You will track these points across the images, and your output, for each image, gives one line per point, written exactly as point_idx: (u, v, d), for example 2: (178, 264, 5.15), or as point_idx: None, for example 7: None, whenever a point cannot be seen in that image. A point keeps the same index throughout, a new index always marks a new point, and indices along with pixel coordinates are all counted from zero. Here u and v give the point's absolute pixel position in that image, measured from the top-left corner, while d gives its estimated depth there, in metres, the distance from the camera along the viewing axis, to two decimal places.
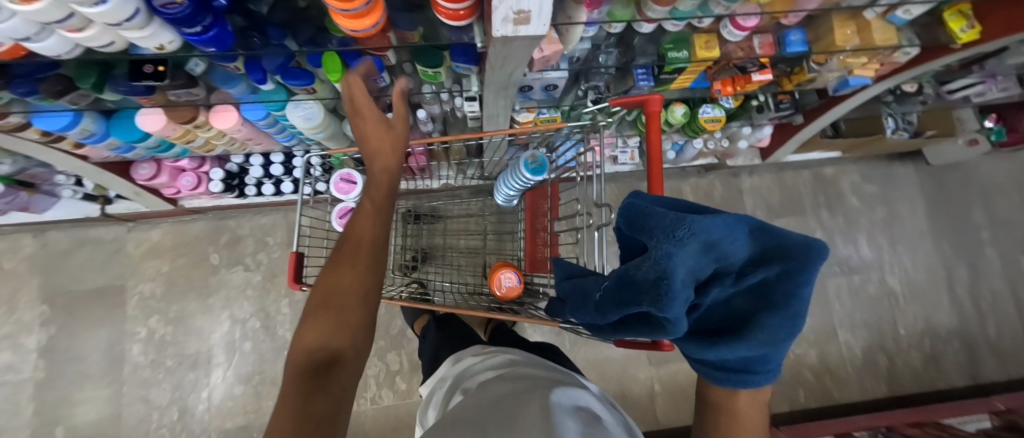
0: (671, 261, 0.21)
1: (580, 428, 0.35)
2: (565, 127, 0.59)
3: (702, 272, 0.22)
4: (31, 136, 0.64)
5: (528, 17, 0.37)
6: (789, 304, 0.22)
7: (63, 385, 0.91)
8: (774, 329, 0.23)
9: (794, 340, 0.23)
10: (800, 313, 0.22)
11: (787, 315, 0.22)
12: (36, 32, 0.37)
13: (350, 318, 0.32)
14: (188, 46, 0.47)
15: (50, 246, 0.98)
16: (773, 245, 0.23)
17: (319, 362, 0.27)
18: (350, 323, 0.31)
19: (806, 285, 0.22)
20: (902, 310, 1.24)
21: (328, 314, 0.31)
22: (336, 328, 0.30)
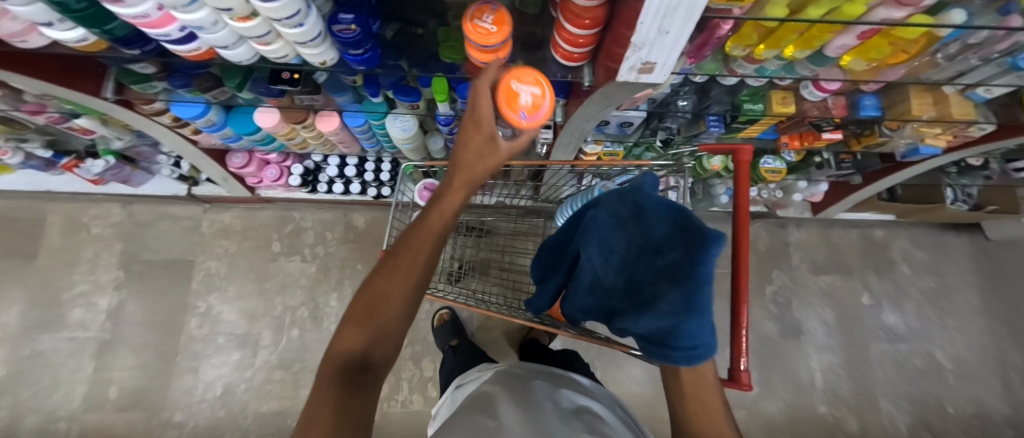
0: (606, 210, 0.39)
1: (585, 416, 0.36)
2: (656, 164, 0.66)
3: (634, 241, 0.36)
4: (164, 120, 0.73)
5: (652, 67, 0.41)
6: (685, 278, 0.29)
7: (124, 347, 0.98)
8: (672, 300, 0.30)
9: (693, 318, 0.28)
10: (692, 289, 0.29)
11: (681, 286, 0.29)
12: (234, 42, 0.44)
13: (388, 326, 0.31)
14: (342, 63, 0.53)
15: (134, 217, 1.07)
16: (688, 231, 0.32)
17: (352, 373, 0.28)
18: (387, 331, 0.31)
19: (701, 264, 0.28)
20: (951, 387, 1.17)
21: (368, 321, 0.31)
22: (375, 339, 0.30)
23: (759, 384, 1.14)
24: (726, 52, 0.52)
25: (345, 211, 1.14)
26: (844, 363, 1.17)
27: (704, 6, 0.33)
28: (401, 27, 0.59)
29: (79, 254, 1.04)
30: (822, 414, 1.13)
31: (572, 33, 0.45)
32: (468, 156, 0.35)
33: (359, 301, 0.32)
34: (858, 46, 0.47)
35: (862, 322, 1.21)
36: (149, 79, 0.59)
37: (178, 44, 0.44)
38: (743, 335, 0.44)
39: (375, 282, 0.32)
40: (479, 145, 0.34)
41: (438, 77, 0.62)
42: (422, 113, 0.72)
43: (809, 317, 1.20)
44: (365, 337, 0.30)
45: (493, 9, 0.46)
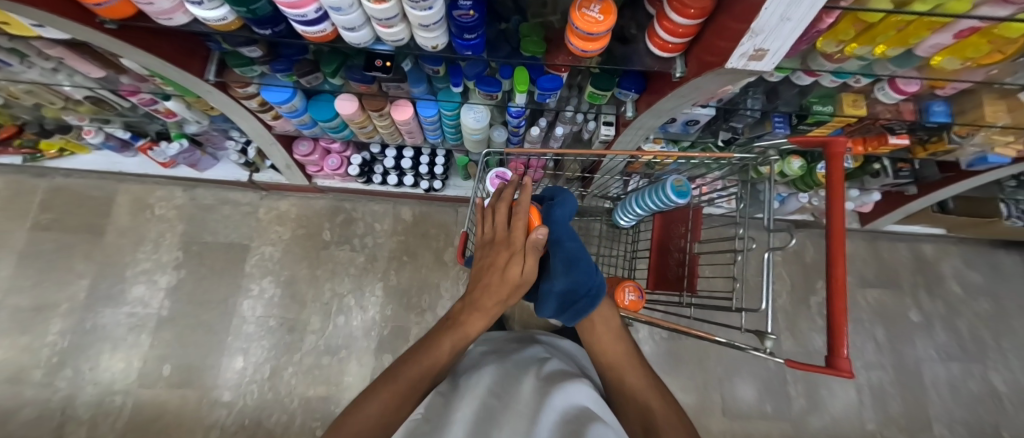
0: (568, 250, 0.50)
1: (589, 422, 0.37)
2: (736, 156, 0.67)
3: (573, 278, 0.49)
4: (251, 104, 0.77)
5: (762, 55, 0.43)
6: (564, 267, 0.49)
7: (179, 325, 1.02)
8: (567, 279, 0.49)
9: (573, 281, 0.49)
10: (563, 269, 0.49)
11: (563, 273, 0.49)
12: (360, 24, 0.47)
13: (406, 398, 0.36)
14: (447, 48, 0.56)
15: (197, 200, 1.12)
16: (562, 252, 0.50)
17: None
18: (404, 405, 0.35)
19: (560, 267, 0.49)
20: (1009, 414, 1.12)
21: (394, 386, 0.36)
22: (397, 404, 0.35)
23: (804, 397, 1.11)
24: (817, 48, 0.54)
25: (393, 203, 1.17)
26: (892, 381, 1.14)
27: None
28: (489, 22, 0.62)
29: (143, 233, 1.08)
30: (871, 432, 1.09)
31: (676, 23, 0.47)
32: (496, 277, 0.42)
33: (390, 369, 0.38)
34: (953, 46, 0.49)
35: (911, 339, 1.18)
36: (252, 63, 0.64)
37: (308, 25, 0.47)
38: (843, 321, 0.44)
39: (408, 358, 0.40)
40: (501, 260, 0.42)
41: (520, 67, 0.65)
42: (496, 103, 0.75)
43: (856, 331, 1.17)
44: (389, 403, 0.35)
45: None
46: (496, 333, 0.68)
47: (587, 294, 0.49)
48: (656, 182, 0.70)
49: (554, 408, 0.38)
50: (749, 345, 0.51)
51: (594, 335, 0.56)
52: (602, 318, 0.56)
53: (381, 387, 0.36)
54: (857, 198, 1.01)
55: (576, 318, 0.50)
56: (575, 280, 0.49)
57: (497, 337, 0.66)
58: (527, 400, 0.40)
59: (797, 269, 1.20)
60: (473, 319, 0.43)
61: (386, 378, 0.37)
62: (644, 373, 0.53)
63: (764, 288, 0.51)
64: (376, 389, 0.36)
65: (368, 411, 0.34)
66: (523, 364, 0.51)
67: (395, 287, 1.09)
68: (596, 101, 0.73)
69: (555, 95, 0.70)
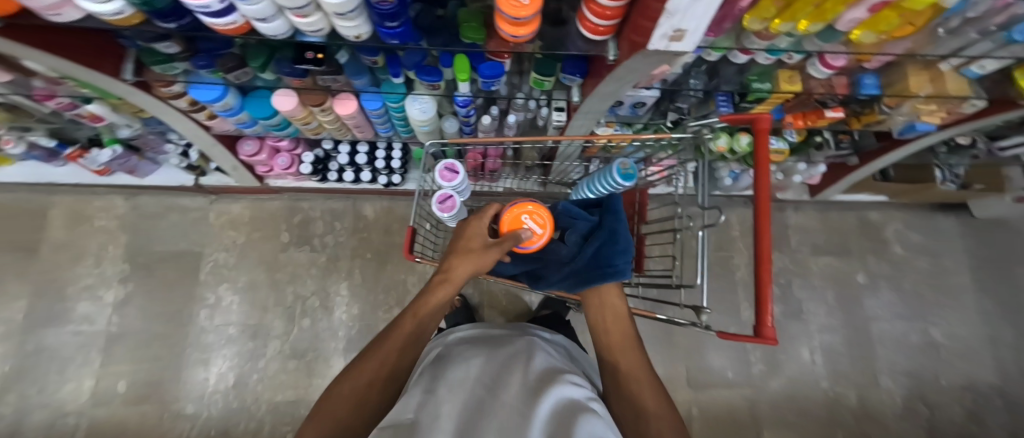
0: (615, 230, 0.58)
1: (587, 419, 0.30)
2: (674, 134, 0.69)
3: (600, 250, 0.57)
4: (180, 104, 0.72)
5: (682, 35, 0.43)
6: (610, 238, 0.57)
7: (133, 341, 0.98)
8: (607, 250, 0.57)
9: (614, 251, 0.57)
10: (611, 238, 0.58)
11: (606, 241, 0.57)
12: (272, 15, 0.44)
13: (369, 388, 0.35)
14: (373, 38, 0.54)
15: (140, 209, 1.06)
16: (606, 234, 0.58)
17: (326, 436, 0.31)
18: (367, 396, 0.34)
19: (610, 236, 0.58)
20: (946, 363, 1.22)
21: (357, 379, 0.35)
22: (361, 397, 0.34)
23: (764, 363, 1.18)
24: (745, 26, 0.55)
25: (353, 200, 1.14)
26: (843, 341, 1.22)
27: None
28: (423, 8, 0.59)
29: (84, 247, 1.02)
30: (825, 390, 1.17)
31: (602, 5, 0.46)
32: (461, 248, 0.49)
33: (352, 366, 0.37)
34: (868, 20, 0.51)
35: (860, 301, 1.25)
36: (171, 60, 0.59)
37: (215, 16, 0.44)
38: (768, 291, 0.46)
39: (369, 352, 0.38)
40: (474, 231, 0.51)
41: (459, 54, 0.63)
42: (441, 93, 0.73)
43: (810, 297, 1.24)
44: (349, 398, 0.34)
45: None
46: (489, 326, 0.64)
47: (605, 269, 0.54)
48: (604, 166, 0.70)
49: (550, 399, 0.33)
50: (688, 320, 0.53)
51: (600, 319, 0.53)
52: (613, 310, 0.53)
53: (367, 360, 0.37)
54: (805, 171, 1.05)
55: (581, 283, 0.56)
56: (604, 252, 0.56)
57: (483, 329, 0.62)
58: (518, 392, 0.35)
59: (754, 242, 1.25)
60: (442, 280, 0.46)
61: (347, 375, 0.36)
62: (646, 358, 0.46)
63: (700, 263, 0.53)
64: (359, 367, 0.36)
65: (332, 410, 0.33)
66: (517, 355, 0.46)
67: (360, 286, 1.08)
68: (542, 87, 0.72)
69: (500, 82, 0.69)
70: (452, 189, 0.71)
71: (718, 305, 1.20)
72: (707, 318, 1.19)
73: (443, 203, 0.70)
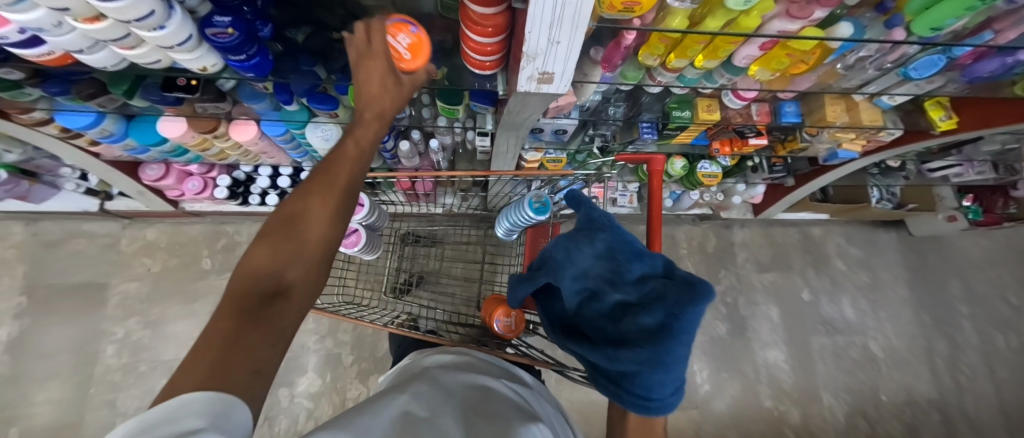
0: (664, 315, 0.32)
1: None
2: (577, 173, 0.63)
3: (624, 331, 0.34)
4: (52, 131, 0.65)
5: (551, 78, 0.40)
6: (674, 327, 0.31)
7: (25, 383, 0.89)
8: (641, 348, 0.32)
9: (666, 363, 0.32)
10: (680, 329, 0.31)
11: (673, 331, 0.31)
12: (90, 46, 0.39)
13: (304, 245, 0.30)
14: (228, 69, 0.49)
15: (41, 236, 0.98)
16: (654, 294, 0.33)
17: (263, 292, 0.26)
18: (305, 257, 0.30)
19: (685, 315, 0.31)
20: (884, 376, 1.23)
21: (282, 240, 0.29)
22: (289, 262, 0.29)
23: (709, 383, 1.17)
24: (640, 60, 0.52)
25: None
26: (787, 358, 1.22)
27: (587, 15, 0.32)
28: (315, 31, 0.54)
29: None
30: (768, 409, 1.17)
31: (476, 41, 0.44)
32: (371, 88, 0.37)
33: (278, 219, 0.31)
34: (761, 57, 0.49)
35: (804, 316, 1.26)
36: (20, 86, 0.53)
37: (21, 48, 0.38)
38: None
39: (292, 206, 0.32)
40: (379, 74, 0.37)
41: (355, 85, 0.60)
42: (346, 121, 0.68)
43: (755, 315, 1.24)
44: (278, 257, 0.29)
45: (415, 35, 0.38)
46: (472, 359, 0.51)
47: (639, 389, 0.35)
48: (519, 198, 0.67)
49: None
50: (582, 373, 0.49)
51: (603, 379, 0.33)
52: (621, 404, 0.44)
53: (280, 247, 0.29)
54: (744, 191, 1.04)
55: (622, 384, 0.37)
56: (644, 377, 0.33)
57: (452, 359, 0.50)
58: None
59: (700, 260, 1.25)
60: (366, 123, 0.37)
61: (277, 236, 0.30)
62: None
63: None
64: (267, 250, 0.29)
65: (254, 259, 0.28)
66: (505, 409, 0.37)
67: None
68: (456, 114, 0.68)
69: (404, 110, 0.65)
70: (359, 223, 0.67)
71: None
72: None
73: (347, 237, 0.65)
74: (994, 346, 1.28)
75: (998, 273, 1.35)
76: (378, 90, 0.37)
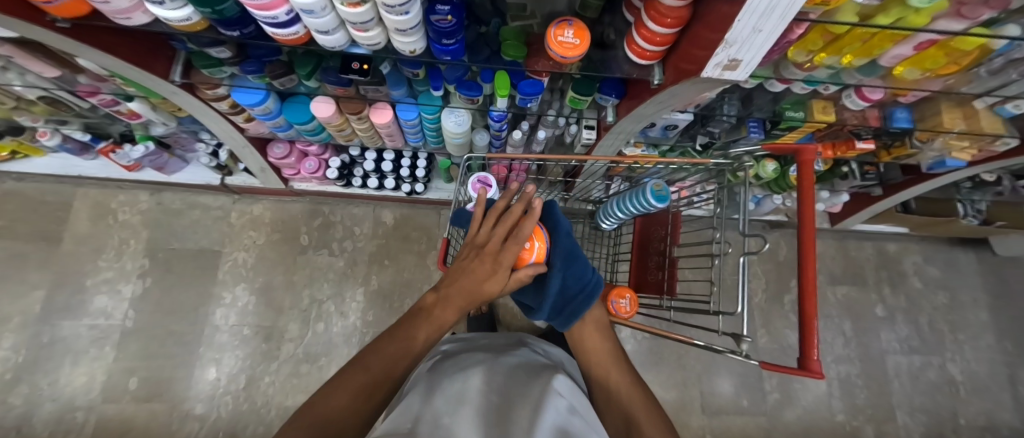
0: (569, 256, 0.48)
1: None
2: (713, 162, 0.66)
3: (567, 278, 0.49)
4: (222, 106, 0.74)
5: (737, 64, 0.44)
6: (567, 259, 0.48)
7: (145, 337, 0.97)
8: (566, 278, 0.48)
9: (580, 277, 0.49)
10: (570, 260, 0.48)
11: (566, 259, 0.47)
12: (334, 28, 0.46)
13: (376, 385, 0.34)
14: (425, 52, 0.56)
15: (164, 205, 1.08)
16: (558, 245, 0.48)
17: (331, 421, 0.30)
18: (372, 393, 0.33)
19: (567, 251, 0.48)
20: (964, 401, 1.19)
21: (360, 372, 0.34)
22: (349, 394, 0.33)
23: (779, 392, 1.15)
24: (789, 57, 0.56)
25: (373, 206, 1.14)
26: (861, 373, 1.19)
27: (800, 10, 0.35)
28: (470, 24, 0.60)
29: (105, 240, 1.03)
30: (841, 423, 1.14)
31: (652, 34, 0.48)
32: (469, 279, 0.38)
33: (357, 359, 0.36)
34: (914, 57, 0.53)
35: (877, 332, 1.23)
36: (221, 64, 0.61)
37: (279, 27, 0.45)
38: (813, 323, 0.46)
39: (377, 346, 0.37)
40: (488, 269, 0.37)
41: (500, 71, 0.64)
42: (477, 107, 0.74)
43: (826, 326, 1.22)
44: (352, 396, 0.32)
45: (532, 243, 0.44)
46: (487, 342, 0.65)
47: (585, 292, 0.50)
48: (637, 186, 0.70)
49: (546, 421, 0.34)
50: (726, 348, 0.52)
51: (582, 337, 0.56)
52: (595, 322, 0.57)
53: (352, 378, 0.34)
54: (828, 199, 1.05)
55: (572, 319, 0.51)
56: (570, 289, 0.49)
57: (465, 344, 0.64)
58: (530, 399, 0.39)
59: (771, 267, 1.25)
60: (449, 304, 0.39)
61: (357, 365, 0.35)
62: (628, 373, 0.53)
63: (742, 290, 0.52)
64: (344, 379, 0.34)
65: (333, 398, 0.32)
66: (514, 370, 0.49)
67: (375, 292, 1.07)
68: (578, 105, 0.73)
69: (536, 99, 0.70)
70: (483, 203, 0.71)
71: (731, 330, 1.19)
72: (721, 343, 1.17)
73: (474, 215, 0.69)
74: None
75: None
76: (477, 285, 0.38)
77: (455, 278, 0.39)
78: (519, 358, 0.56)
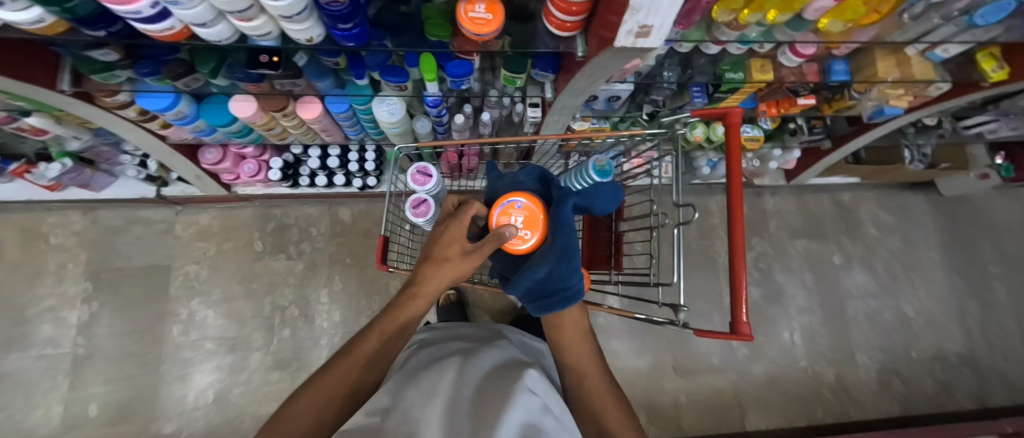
0: (564, 234, 0.42)
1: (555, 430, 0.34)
2: (649, 132, 0.65)
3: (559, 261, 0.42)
4: (129, 114, 0.68)
5: (649, 31, 0.42)
6: (562, 242, 0.41)
7: (101, 362, 0.94)
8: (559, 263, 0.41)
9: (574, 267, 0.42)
10: (567, 243, 0.41)
11: (562, 239, 0.41)
12: (212, 19, 0.41)
13: (342, 388, 0.33)
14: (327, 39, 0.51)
15: (100, 223, 1.01)
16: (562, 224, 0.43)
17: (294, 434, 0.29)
18: (340, 396, 0.32)
19: (567, 231, 0.42)
20: (916, 335, 1.27)
21: (327, 378, 0.33)
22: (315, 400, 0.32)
23: (746, 346, 1.21)
24: (715, 17, 0.54)
25: (328, 204, 1.10)
26: (821, 321, 1.26)
27: None
28: (384, 4, 0.55)
29: (40, 267, 0.97)
30: (803, 369, 1.21)
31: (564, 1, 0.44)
32: (449, 271, 0.41)
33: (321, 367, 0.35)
34: (834, 9, 0.52)
35: (836, 280, 1.29)
36: (112, 67, 0.55)
37: (148, 23, 0.40)
38: (743, 288, 0.47)
39: (345, 349, 0.36)
40: (460, 262, 0.42)
41: (424, 53, 0.60)
42: (410, 94, 0.70)
43: (788, 280, 1.28)
44: (315, 404, 0.31)
45: (521, 207, 0.45)
46: (463, 334, 0.64)
47: (562, 293, 0.43)
48: (581, 163, 0.69)
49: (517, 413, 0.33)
50: (665, 319, 0.52)
51: (564, 336, 0.54)
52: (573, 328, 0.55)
53: (319, 382, 0.33)
54: (780, 157, 1.05)
55: (542, 309, 0.45)
56: (555, 276, 0.42)
57: (443, 333, 0.65)
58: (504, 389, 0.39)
59: None
60: (414, 303, 0.41)
61: (319, 375, 0.34)
62: (605, 378, 0.54)
63: (677, 256, 0.52)
64: (311, 385, 0.33)
65: (299, 405, 0.31)
66: (490, 365, 0.48)
67: (341, 291, 1.05)
68: (514, 84, 0.71)
69: (469, 80, 0.66)
70: (426, 193, 0.69)
71: (699, 292, 1.23)
72: (689, 305, 1.22)
73: (417, 208, 0.67)
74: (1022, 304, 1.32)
75: None
76: (453, 275, 0.42)
77: (427, 269, 0.41)
78: (496, 352, 0.54)
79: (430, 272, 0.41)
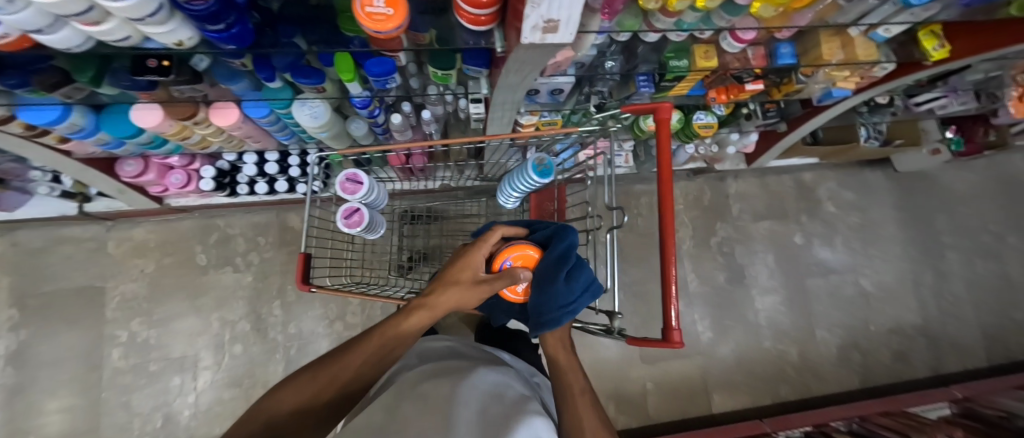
0: (562, 260, 0.43)
1: None
2: (582, 129, 0.62)
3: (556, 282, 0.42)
4: (14, 130, 0.60)
5: (556, 25, 0.38)
6: (558, 265, 0.43)
7: (36, 392, 0.88)
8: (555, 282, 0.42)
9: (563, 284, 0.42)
10: (564, 268, 0.42)
11: (561, 265, 0.43)
12: (48, 24, 0.35)
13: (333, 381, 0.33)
14: (203, 42, 0.45)
15: (21, 245, 0.94)
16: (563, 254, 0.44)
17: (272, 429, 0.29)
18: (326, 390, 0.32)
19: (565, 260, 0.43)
20: (873, 309, 1.32)
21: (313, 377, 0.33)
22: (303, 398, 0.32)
23: (711, 330, 1.23)
24: (642, 5, 0.51)
25: (276, 211, 1.05)
26: (784, 300, 1.29)
27: None
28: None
29: None
30: (767, 348, 1.24)
31: None
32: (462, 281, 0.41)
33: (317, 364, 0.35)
34: None
35: (797, 260, 1.32)
36: None
37: None
38: (673, 294, 0.46)
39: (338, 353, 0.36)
40: (471, 271, 0.42)
41: (339, 52, 0.55)
42: (333, 96, 0.65)
43: (752, 262, 1.29)
44: (302, 394, 0.32)
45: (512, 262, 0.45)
46: (458, 350, 0.55)
47: (546, 312, 0.42)
48: (522, 163, 0.66)
49: None
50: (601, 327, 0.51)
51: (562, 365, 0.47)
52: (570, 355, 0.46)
53: (304, 380, 0.33)
54: (738, 141, 1.05)
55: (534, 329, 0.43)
56: (547, 295, 0.42)
57: (448, 345, 0.56)
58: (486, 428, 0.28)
59: (698, 214, 1.29)
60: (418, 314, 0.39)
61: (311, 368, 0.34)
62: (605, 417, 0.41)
63: (609, 261, 0.50)
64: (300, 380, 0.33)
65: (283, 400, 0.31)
66: (484, 387, 0.39)
67: (294, 302, 1.00)
68: (447, 81, 0.66)
69: (394, 79, 0.62)
70: (359, 201, 0.65)
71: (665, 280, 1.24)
72: (654, 293, 1.23)
73: (349, 217, 0.63)
74: (973, 273, 1.38)
75: (977, 204, 1.42)
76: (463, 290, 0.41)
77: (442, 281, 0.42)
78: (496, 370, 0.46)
79: (444, 287, 0.41)
